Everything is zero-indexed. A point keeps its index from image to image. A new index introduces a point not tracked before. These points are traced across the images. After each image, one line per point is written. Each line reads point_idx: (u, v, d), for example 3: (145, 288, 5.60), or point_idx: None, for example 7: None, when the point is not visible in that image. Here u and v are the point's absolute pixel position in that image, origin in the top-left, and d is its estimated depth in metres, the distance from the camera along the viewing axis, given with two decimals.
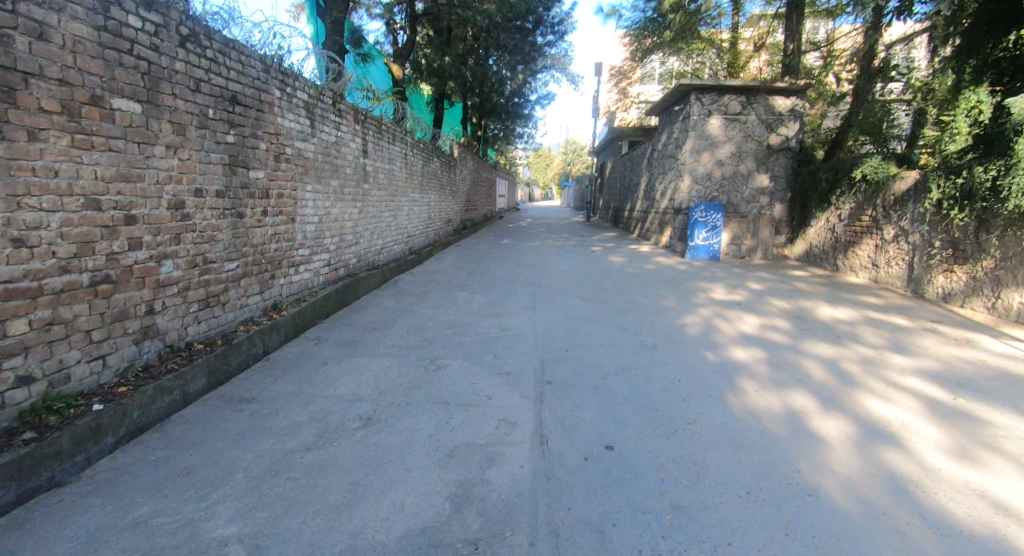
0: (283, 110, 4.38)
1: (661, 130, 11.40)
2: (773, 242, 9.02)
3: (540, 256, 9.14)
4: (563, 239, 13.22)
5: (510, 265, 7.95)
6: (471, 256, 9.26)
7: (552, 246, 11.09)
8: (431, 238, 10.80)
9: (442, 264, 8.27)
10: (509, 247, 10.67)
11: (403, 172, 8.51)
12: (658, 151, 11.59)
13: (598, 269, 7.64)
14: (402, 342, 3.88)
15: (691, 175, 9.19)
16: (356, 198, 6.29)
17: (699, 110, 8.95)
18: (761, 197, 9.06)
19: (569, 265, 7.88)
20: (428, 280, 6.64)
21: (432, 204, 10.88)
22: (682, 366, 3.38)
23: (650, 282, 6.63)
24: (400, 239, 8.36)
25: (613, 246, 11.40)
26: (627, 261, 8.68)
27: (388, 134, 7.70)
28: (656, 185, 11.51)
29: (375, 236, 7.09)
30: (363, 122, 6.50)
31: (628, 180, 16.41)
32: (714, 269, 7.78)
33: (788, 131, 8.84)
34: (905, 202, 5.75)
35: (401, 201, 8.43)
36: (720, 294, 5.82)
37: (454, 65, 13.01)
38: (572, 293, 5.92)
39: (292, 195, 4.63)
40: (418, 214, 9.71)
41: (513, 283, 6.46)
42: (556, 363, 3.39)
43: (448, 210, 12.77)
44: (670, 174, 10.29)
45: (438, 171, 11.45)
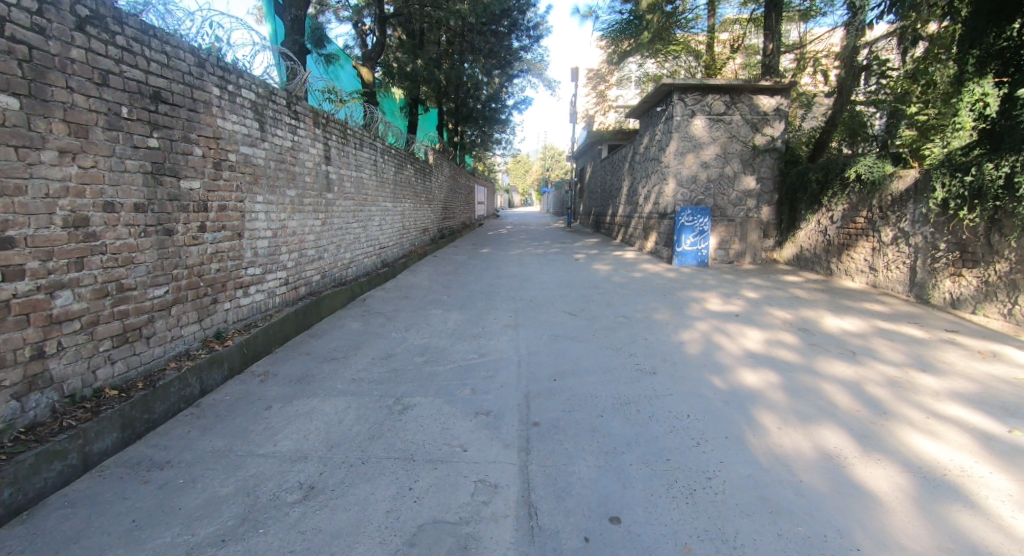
0: (223, 110, 3.82)
1: (643, 132, 11.11)
2: (762, 246, 8.75)
3: (522, 266, 8.71)
4: (544, 246, 12.82)
5: (491, 277, 7.48)
6: (450, 268, 8.76)
7: (534, 254, 10.68)
8: (406, 249, 10.26)
9: (418, 277, 7.75)
10: (490, 257, 10.20)
11: (372, 180, 7.97)
12: (640, 154, 11.30)
13: (583, 278, 7.25)
14: (367, 374, 3.38)
15: (675, 178, 8.89)
16: (318, 208, 5.74)
17: (682, 111, 8.67)
18: (748, 199, 8.78)
19: (553, 275, 7.47)
20: (402, 296, 6.13)
21: (406, 213, 10.35)
22: (688, 397, 2.93)
23: (639, 291, 6.25)
24: (370, 252, 7.81)
25: (596, 253, 11.04)
26: (613, 269, 8.30)
27: (355, 140, 7.16)
28: (639, 189, 11.20)
29: (342, 250, 6.54)
30: (325, 126, 5.96)
31: (609, 185, 16.12)
32: (703, 275, 7.46)
33: (773, 131, 8.60)
34: (904, 202, 5.48)
35: (371, 211, 7.88)
36: (715, 304, 5.46)
37: (427, 69, 12.53)
38: (558, 306, 5.49)
39: (238, 208, 4.07)
40: (391, 224, 9.18)
41: (495, 298, 6.00)
42: (541, 398, 2.92)
43: (424, 219, 12.25)
44: (653, 177, 9.98)
45: (412, 179, 10.94)
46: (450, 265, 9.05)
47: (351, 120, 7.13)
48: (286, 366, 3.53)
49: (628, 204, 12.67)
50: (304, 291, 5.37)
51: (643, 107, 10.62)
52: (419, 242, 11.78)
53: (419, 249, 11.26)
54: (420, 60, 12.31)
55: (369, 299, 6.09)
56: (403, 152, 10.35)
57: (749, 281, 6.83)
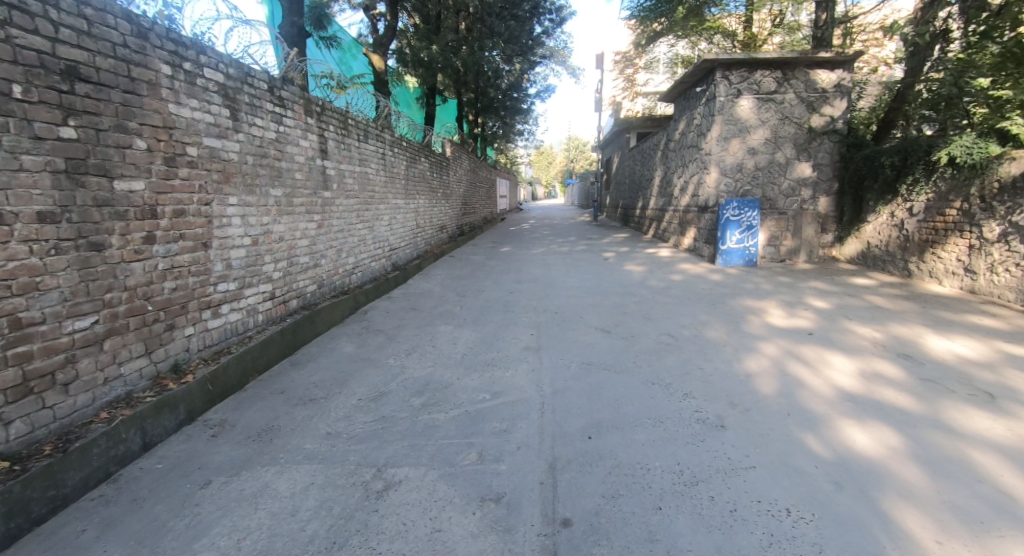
0: (179, 94, 3.14)
1: (678, 117, 10.11)
2: (819, 242, 7.72)
3: (547, 267, 7.94)
4: (570, 243, 11.99)
5: (513, 282, 6.72)
6: (467, 270, 8.04)
7: (560, 253, 9.88)
8: (421, 249, 9.58)
9: (432, 282, 7.05)
10: (511, 257, 9.44)
11: (380, 175, 7.26)
12: (675, 141, 10.31)
13: (615, 282, 6.44)
14: (351, 423, 2.68)
15: (718, 166, 7.94)
16: (312, 209, 5.05)
17: (725, 91, 7.71)
18: (803, 189, 7.75)
19: (581, 279, 6.67)
20: (411, 307, 5.43)
21: (421, 211, 9.68)
22: (778, 472, 2.08)
23: (682, 299, 5.40)
24: (378, 254, 7.13)
25: (628, 250, 10.18)
26: (648, 270, 7.45)
27: (359, 131, 6.44)
28: (673, 180, 10.24)
29: (343, 255, 5.86)
30: (320, 115, 5.25)
31: (639, 176, 15.09)
32: (753, 278, 6.55)
33: (834, 110, 7.51)
34: (1022, 190, 4.47)
35: (379, 210, 7.19)
36: (778, 317, 4.57)
37: (442, 55, 11.68)
38: (588, 320, 4.70)
39: (202, 212, 3.39)
40: (404, 222, 8.51)
41: (515, 308, 5.26)
42: (571, 472, 2.14)
43: (441, 216, 11.58)
44: (691, 166, 9.02)
45: (427, 173, 10.25)
46: (468, 267, 8.34)
47: (355, 110, 6.41)
48: (255, 409, 2.86)
49: (660, 196, 11.69)
50: (295, 305, 4.70)
51: (680, 89, 9.60)
52: (436, 240, 11.10)
53: (437, 249, 10.55)
54: (434, 46, 11.58)
55: (373, 310, 5.41)
56: (417, 146, 9.63)
57: (810, 285, 5.90)
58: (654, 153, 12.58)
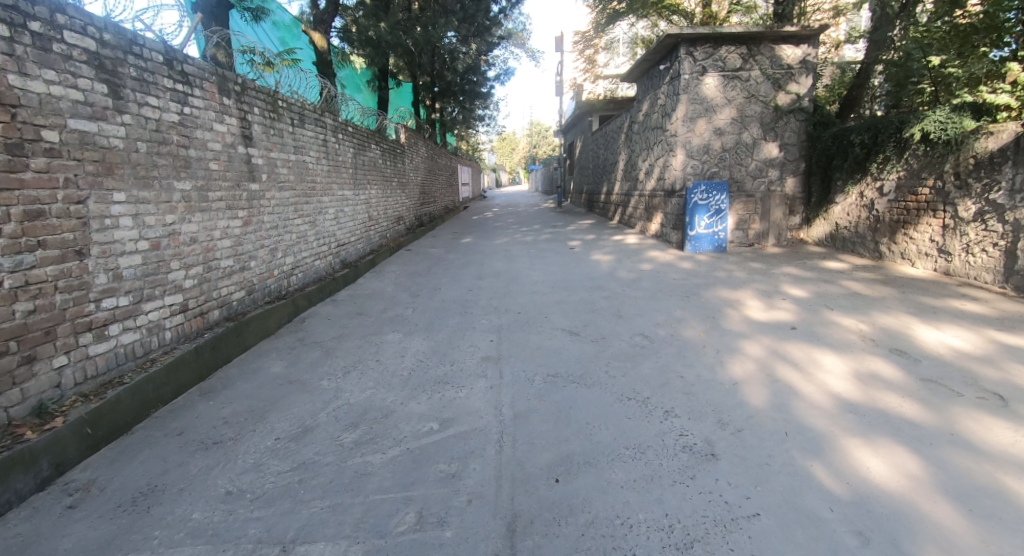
0: (24, 63, 2.44)
1: (641, 98, 9.76)
2: (787, 224, 7.55)
3: (511, 259, 7.48)
4: (534, 231, 11.56)
5: (473, 277, 6.22)
6: (425, 265, 7.48)
7: (524, 243, 9.44)
8: (374, 244, 8.92)
9: (385, 280, 6.46)
10: (473, 248, 8.91)
11: (321, 163, 6.56)
12: (638, 123, 9.95)
13: (582, 274, 6.04)
14: (264, 476, 2.13)
15: (685, 148, 7.62)
16: (234, 204, 4.37)
17: (690, 68, 7.35)
18: (770, 170, 7.53)
19: (546, 273, 6.24)
20: (358, 311, 4.85)
21: (373, 202, 9.01)
22: (790, 522, 1.69)
23: (655, 292, 5.03)
24: (323, 252, 6.46)
25: (594, 238, 9.83)
26: (615, 259, 7.11)
27: (293, 115, 5.72)
28: (638, 163, 9.91)
29: (278, 255, 5.19)
30: (240, 94, 4.53)
31: (602, 161, 14.76)
32: (724, 264, 6.28)
33: (800, 88, 7.28)
34: (998, 166, 4.28)
35: (321, 203, 6.50)
36: (757, 309, 4.25)
37: (391, 32, 10.83)
38: (555, 321, 4.26)
39: (72, 212, 2.71)
40: (353, 215, 7.85)
41: (475, 308, 4.78)
42: (535, 538, 1.68)
43: (396, 206, 10.91)
44: (657, 149, 8.68)
45: (379, 161, 9.56)
46: (426, 261, 7.77)
47: (284, 88, 5.66)
48: (142, 459, 2.29)
49: (625, 180, 11.37)
50: (217, 317, 4.05)
51: (643, 67, 9.19)
52: (393, 233, 10.43)
53: (393, 242, 9.90)
54: (383, 22, 10.69)
55: (315, 316, 4.80)
56: (365, 131, 8.91)
57: (783, 271, 5.66)
58: (617, 136, 12.23)
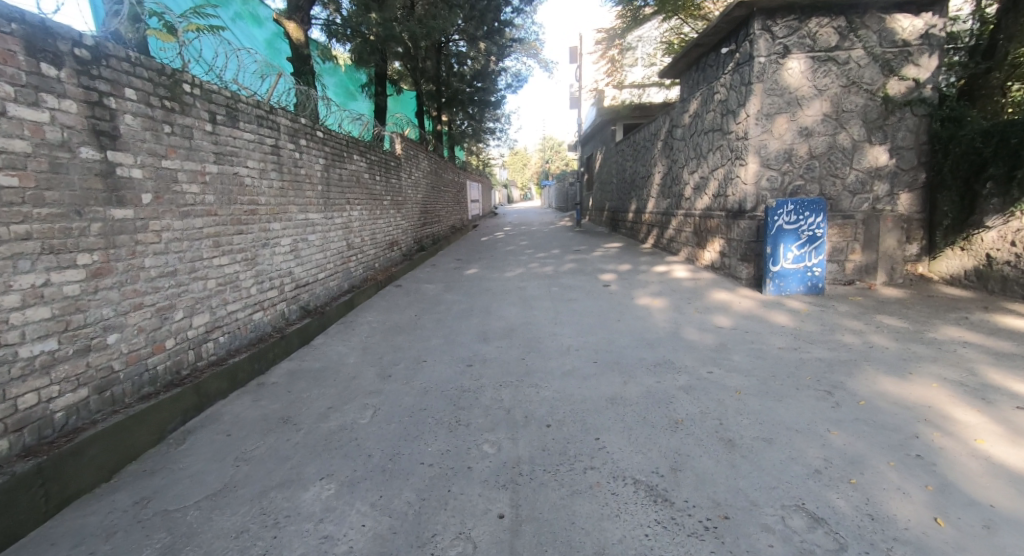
0: None
1: (688, 97, 7.99)
2: (903, 255, 5.60)
3: (531, 303, 5.69)
4: (555, 258, 9.78)
5: (481, 337, 4.43)
6: (417, 310, 5.69)
7: (546, 275, 7.68)
8: (354, 278, 7.16)
9: (356, 338, 4.67)
10: (481, 284, 7.15)
11: (266, 178, 4.80)
12: (684, 127, 8.17)
13: (634, 336, 4.20)
14: None
15: (758, 155, 5.82)
16: (64, 245, 2.59)
17: (768, 48, 5.56)
18: (876, 183, 5.64)
19: (582, 330, 4.45)
20: (291, 410, 3.03)
21: (355, 226, 7.31)
22: None
23: (766, 378, 3.14)
24: (265, 297, 4.69)
25: (631, 267, 8.04)
26: (671, 305, 5.29)
27: (214, 109, 3.97)
28: (684, 176, 8.12)
29: (172, 315, 3.40)
30: (90, 65, 2.76)
31: (630, 175, 12.97)
32: (837, 318, 4.39)
33: (919, 71, 5.42)
34: None
35: (266, 234, 4.76)
36: (991, 434, 2.31)
37: (382, 24, 9.01)
38: (616, 455, 2.39)
39: None
40: (323, 245, 6.12)
41: (478, 407, 2.97)
42: None
43: (389, 230, 9.23)
44: (715, 157, 6.88)
45: (364, 176, 7.88)
46: (419, 304, 5.99)
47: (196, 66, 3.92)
48: None
49: (664, 197, 9.58)
50: (6, 451, 2.25)
51: (693, 56, 7.41)
52: (383, 262, 8.69)
53: (381, 274, 8.15)
54: (373, 12, 8.92)
55: (215, 419, 2.97)
56: (345, 140, 7.20)
57: (947, 334, 3.73)
58: (651, 145, 10.47)
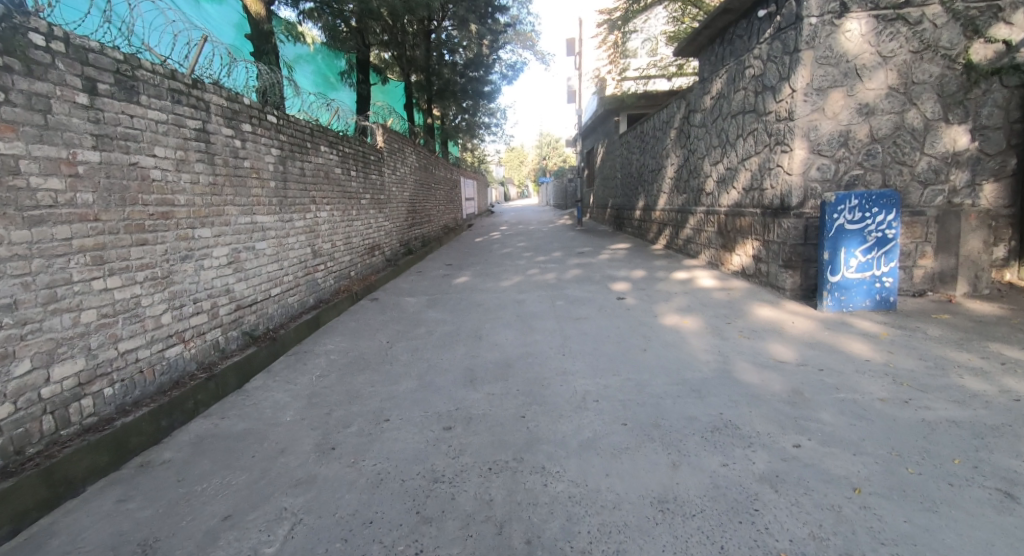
0: None
1: (710, 76, 6.94)
2: (989, 259, 4.57)
3: (532, 325, 4.64)
4: (558, 263, 8.75)
5: (468, 378, 3.38)
6: (392, 332, 4.64)
7: (549, 284, 6.64)
8: (320, 291, 6.10)
9: (307, 378, 3.61)
10: (472, 296, 6.10)
11: (187, 171, 3.72)
12: (706, 111, 7.12)
13: (670, 377, 3.14)
14: None
15: (807, 139, 4.78)
16: None
17: (821, 5, 4.51)
18: (954, 171, 4.61)
19: (601, 367, 3.41)
20: (168, 522, 1.98)
21: (321, 230, 6.24)
22: None
23: (889, 461, 2.07)
24: (185, 326, 3.60)
25: (646, 274, 7.02)
26: (706, 327, 4.25)
27: (93, 74, 2.88)
28: (706, 168, 7.09)
29: (8, 370, 2.32)
30: None
31: (636, 169, 11.94)
32: (935, 346, 3.34)
33: (1010, 33, 4.45)
34: None
35: (186, 243, 3.68)
36: None
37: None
38: None
39: None
40: (275, 253, 5.04)
41: (454, 519, 1.91)
42: None
43: (367, 233, 8.18)
44: (748, 144, 5.83)
45: (333, 172, 6.81)
46: (396, 324, 4.94)
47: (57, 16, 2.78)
48: None
49: (679, 192, 8.55)
50: None
51: (717, 26, 6.34)
52: (359, 271, 7.64)
53: (355, 286, 7.10)
54: None
55: (45, 542, 1.91)
56: (308, 128, 6.12)
57: None
58: (663, 133, 9.41)
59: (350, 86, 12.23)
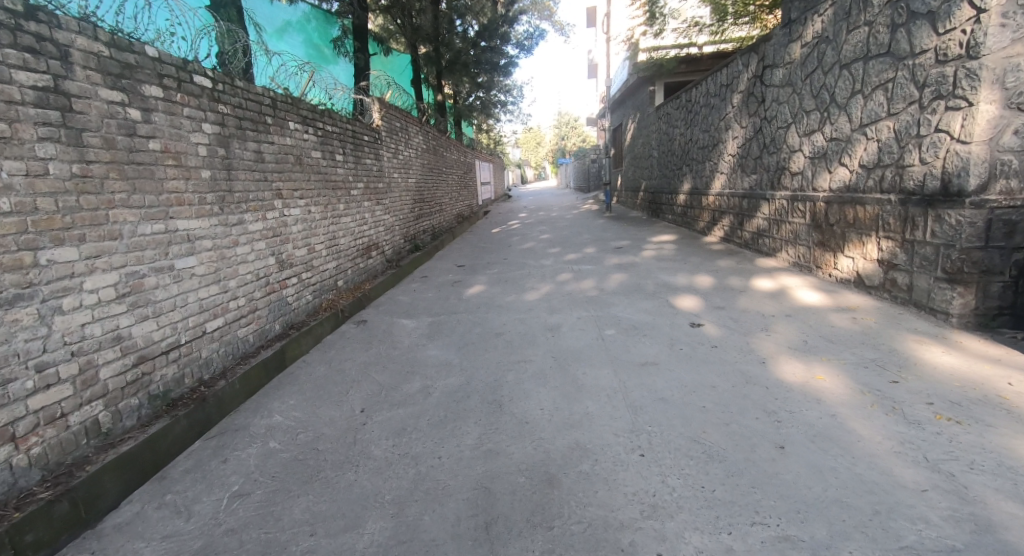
0: None
1: (803, 16, 5.23)
2: None
3: (578, 377, 3.15)
4: (593, 262, 7.21)
5: (482, 514, 1.93)
6: (374, 389, 3.20)
7: (590, 297, 5.12)
8: (287, 313, 4.70)
9: (216, 498, 2.18)
10: (489, 319, 4.62)
11: (13, 156, 2.28)
12: (795, 64, 5.42)
13: (879, 553, 1.59)
14: None
15: (1002, 88, 3.11)
16: None
17: None
18: None
19: (721, 499, 1.89)
20: None
21: (287, 234, 4.79)
22: None
23: None
24: (16, 418, 2.21)
25: (714, 280, 5.44)
26: (862, 388, 2.68)
27: None
28: (797, 140, 5.42)
29: None
30: None
31: (680, 146, 10.22)
32: None
33: None
34: None
35: (15, 274, 2.26)
36: None
37: None
38: None
39: None
40: (210, 273, 3.60)
41: None
42: None
43: (358, 232, 6.72)
44: (875, 102, 4.15)
45: (307, 156, 5.33)
46: (382, 372, 3.49)
47: None
48: None
49: (746, 172, 6.87)
50: None
51: None
52: (347, 279, 6.24)
53: (340, 300, 5.70)
54: None
55: None
56: (269, 98, 4.63)
57: None
58: (722, 99, 7.67)
59: (348, 58, 10.73)
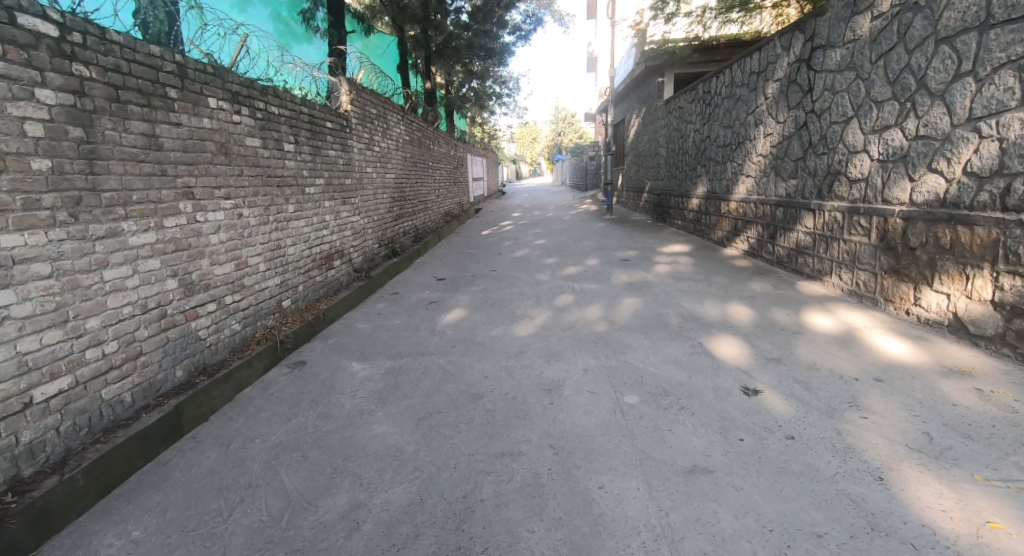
0: None
1: None
2: None
3: (591, 496, 2.03)
4: (597, 279, 6.12)
5: None
6: (275, 510, 2.06)
7: (598, 336, 4.01)
8: (197, 353, 3.53)
9: None
10: (466, 368, 3.48)
11: None
12: (862, 43, 4.31)
13: None
14: None
15: None
16: None
17: None
18: None
19: None
20: None
21: (199, 246, 3.61)
22: None
23: None
24: None
25: (752, 313, 4.35)
26: None
27: None
28: (863, 138, 4.32)
29: None
30: None
31: (693, 145, 9.12)
32: None
33: None
34: None
35: None
36: None
37: None
38: None
39: None
40: (47, 312, 2.43)
41: None
42: None
43: (312, 239, 5.53)
44: (997, 87, 3.05)
45: (237, 143, 4.13)
46: (297, 469, 2.35)
47: None
48: None
49: (782, 176, 5.77)
50: None
51: None
52: (295, 299, 5.08)
53: (282, 328, 4.54)
54: None
55: None
56: (174, 61, 3.43)
57: None
58: (753, 89, 6.54)
59: (323, 36, 9.49)
